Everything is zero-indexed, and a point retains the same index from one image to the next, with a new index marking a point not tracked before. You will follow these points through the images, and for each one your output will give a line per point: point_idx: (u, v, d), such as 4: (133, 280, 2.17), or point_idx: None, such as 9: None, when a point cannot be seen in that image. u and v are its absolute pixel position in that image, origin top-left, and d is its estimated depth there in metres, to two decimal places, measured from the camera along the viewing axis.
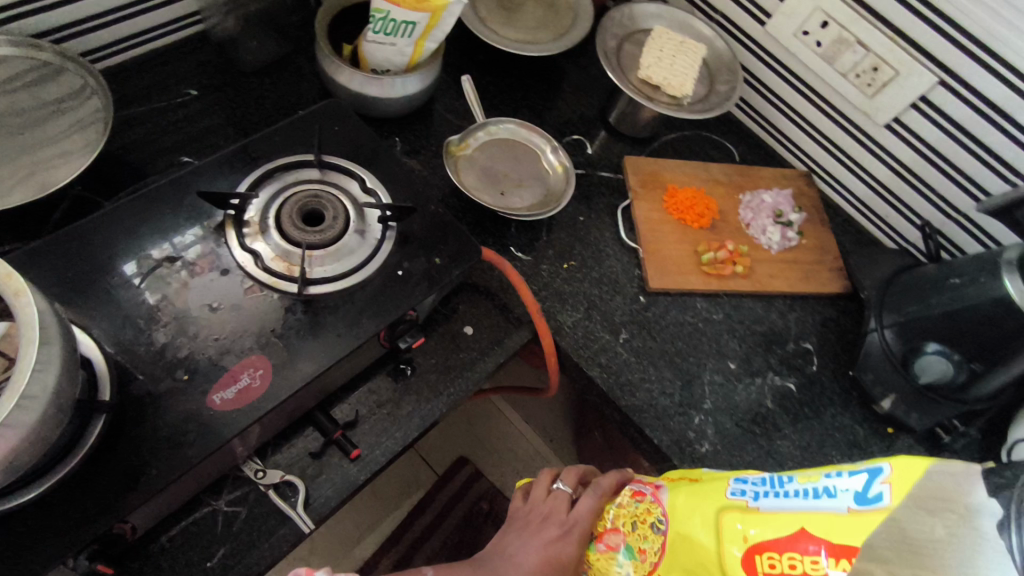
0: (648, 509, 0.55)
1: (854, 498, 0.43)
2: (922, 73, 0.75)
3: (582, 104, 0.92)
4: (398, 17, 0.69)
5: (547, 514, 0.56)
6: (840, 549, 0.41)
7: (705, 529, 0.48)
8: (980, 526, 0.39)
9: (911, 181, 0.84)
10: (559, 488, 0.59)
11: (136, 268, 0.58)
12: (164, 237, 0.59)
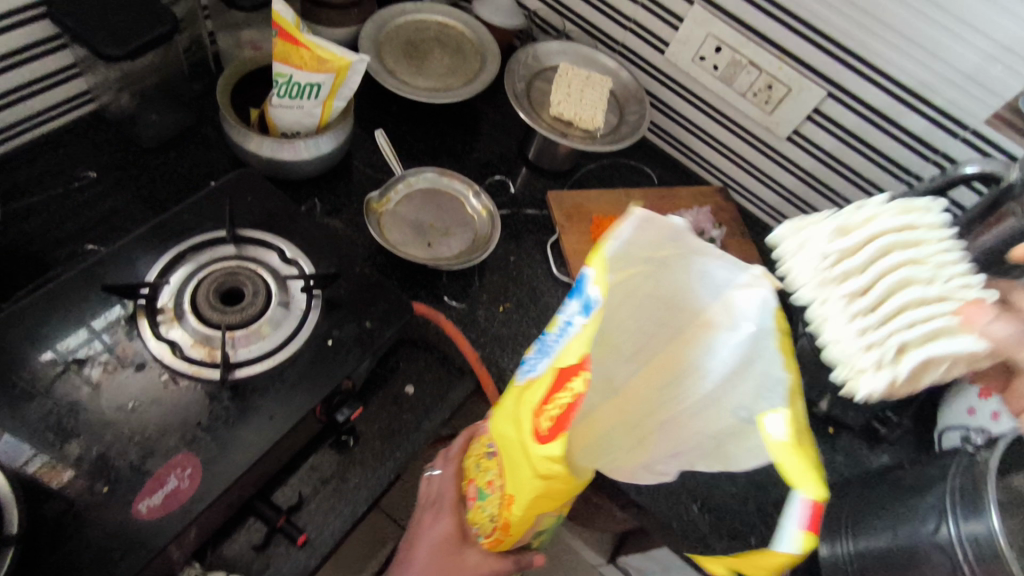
0: (483, 442, 0.55)
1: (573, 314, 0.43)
2: (812, 88, 0.80)
3: (501, 144, 0.93)
4: (302, 79, 0.70)
5: (431, 502, 0.62)
6: (578, 366, 0.41)
7: (506, 421, 0.48)
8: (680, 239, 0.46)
9: (816, 186, 0.89)
10: (433, 472, 0.65)
11: (41, 376, 0.53)
12: (70, 337, 0.55)
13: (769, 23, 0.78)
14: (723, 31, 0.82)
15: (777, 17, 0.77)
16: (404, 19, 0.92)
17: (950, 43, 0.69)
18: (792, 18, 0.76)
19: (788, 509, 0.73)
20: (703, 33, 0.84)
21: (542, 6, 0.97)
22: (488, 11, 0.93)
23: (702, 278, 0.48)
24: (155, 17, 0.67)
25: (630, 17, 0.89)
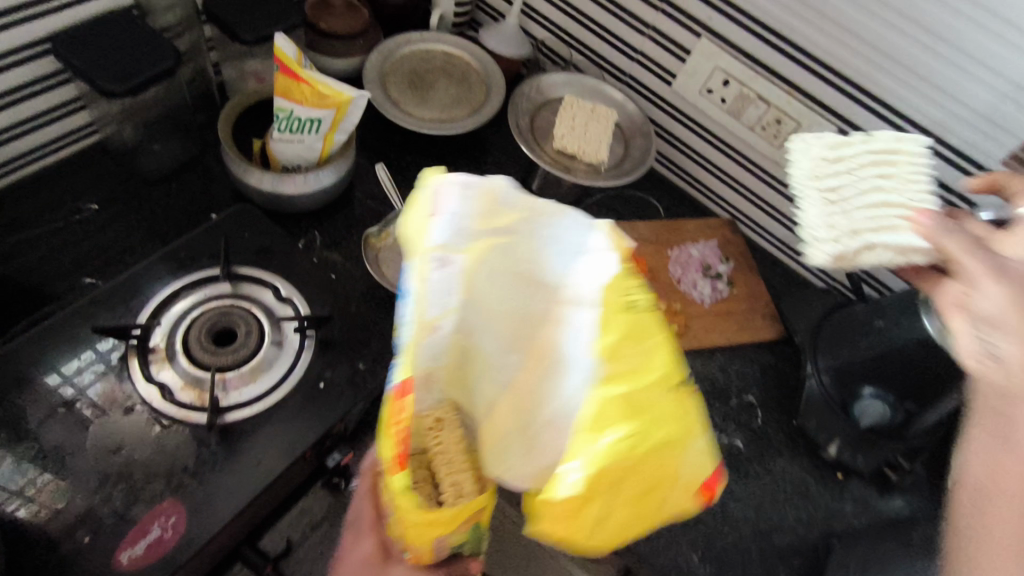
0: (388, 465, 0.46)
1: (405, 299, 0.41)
2: (821, 124, 0.78)
3: (505, 175, 0.92)
4: (303, 113, 0.69)
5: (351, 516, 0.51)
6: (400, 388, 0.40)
7: None
8: (499, 206, 0.44)
9: None
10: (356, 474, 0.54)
11: (49, 396, 0.54)
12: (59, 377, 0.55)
13: (777, 57, 0.77)
14: (730, 64, 0.80)
15: (786, 51, 0.76)
16: (409, 48, 0.91)
17: (964, 81, 0.67)
18: (801, 53, 0.75)
19: (792, 560, 0.71)
20: (710, 66, 0.82)
21: (549, 35, 0.96)
22: (494, 41, 0.93)
23: (548, 240, 0.43)
24: (157, 52, 0.67)
25: (636, 47, 0.88)
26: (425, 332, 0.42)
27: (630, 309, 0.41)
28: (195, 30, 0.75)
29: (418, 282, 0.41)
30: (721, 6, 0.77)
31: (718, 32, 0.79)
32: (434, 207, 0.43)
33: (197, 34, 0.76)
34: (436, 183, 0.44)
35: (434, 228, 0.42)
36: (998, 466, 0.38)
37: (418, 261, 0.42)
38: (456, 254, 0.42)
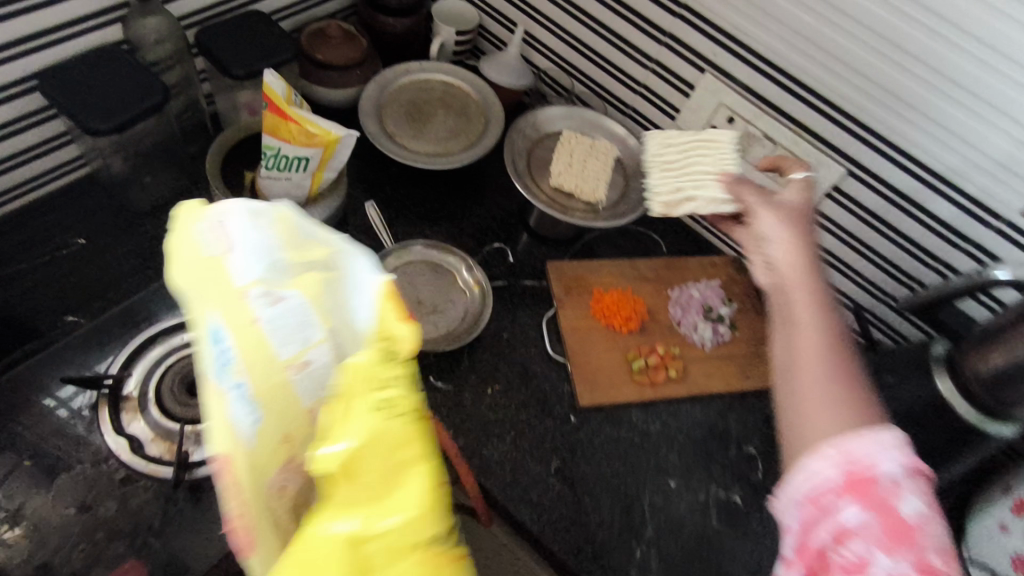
0: None
1: (225, 348, 0.37)
2: (831, 165, 0.74)
3: (503, 208, 0.90)
4: (290, 152, 0.68)
5: None
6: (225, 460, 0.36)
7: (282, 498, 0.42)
8: (281, 236, 0.42)
9: (835, 264, 0.83)
10: None
11: (50, 417, 0.58)
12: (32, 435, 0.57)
13: (785, 96, 0.74)
14: (736, 101, 0.77)
15: (794, 91, 0.73)
16: (408, 78, 0.89)
17: (981, 129, 0.63)
18: (810, 93, 0.72)
19: None
20: (715, 103, 0.79)
21: (551, 65, 0.94)
22: (494, 71, 0.91)
23: (338, 276, 0.43)
24: (145, 90, 0.66)
25: (640, 81, 0.85)
26: (286, 369, 0.39)
27: (384, 406, 0.39)
28: (187, 64, 0.74)
29: (235, 325, 0.38)
30: (728, 43, 0.74)
31: (723, 69, 0.76)
32: (207, 242, 0.40)
33: (188, 68, 0.74)
34: (206, 216, 0.41)
35: (235, 264, 0.39)
36: (791, 345, 0.46)
37: (224, 300, 0.38)
38: (282, 288, 0.40)
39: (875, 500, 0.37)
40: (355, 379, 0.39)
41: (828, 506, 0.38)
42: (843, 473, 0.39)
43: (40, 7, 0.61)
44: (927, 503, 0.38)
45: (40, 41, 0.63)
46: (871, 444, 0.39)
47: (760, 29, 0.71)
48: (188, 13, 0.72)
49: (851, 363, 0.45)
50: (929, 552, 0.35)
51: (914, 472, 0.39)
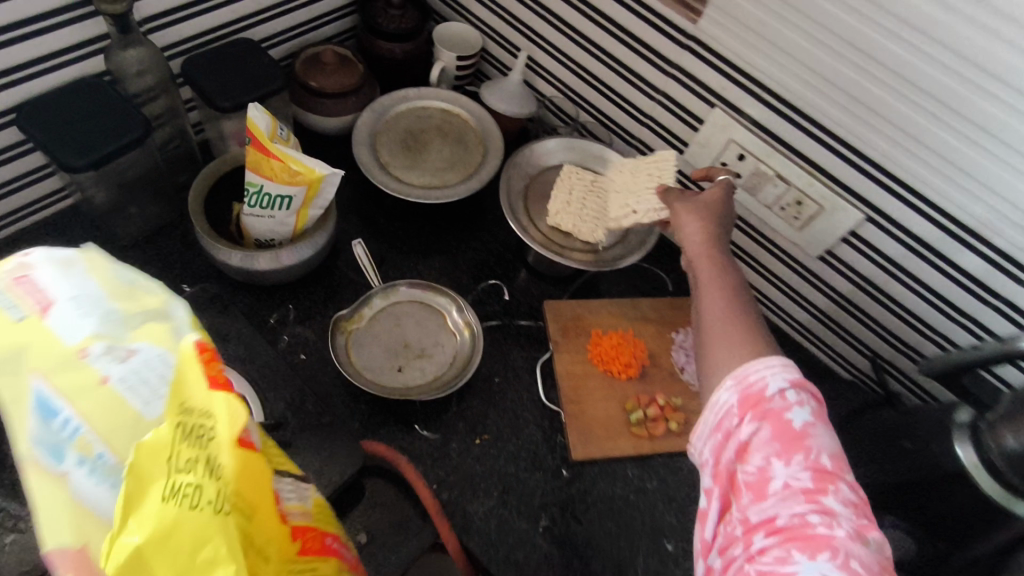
0: None
1: (64, 417, 0.34)
2: (848, 211, 0.69)
3: (500, 242, 0.86)
4: (273, 190, 0.65)
5: None
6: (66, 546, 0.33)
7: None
8: (109, 284, 0.38)
9: (851, 311, 0.78)
10: None
11: None
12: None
13: (800, 136, 0.69)
14: (746, 138, 0.72)
15: (809, 131, 0.68)
16: (406, 105, 0.86)
17: (1015, 181, 0.57)
18: (827, 134, 0.66)
19: None
20: (724, 138, 0.74)
21: (556, 92, 0.90)
22: (494, 98, 0.87)
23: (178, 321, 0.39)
24: (125, 126, 0.63)
25: (647, 112, 0.81)
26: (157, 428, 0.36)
27: (176, 499, 0.32)
28: (172, 94, 0.71)
29: (71, 390, 0.35)
30: (739, 78, 0.69)
31: (734, 104, 0.72)
32: (10, 305, 0.36)
33: (173, 97, 0.72)
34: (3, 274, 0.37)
35: (57, 321, 0.36)
36: (699, 301, 0.60)
37: (48, 364, 0.35)
38: (124, 342, 0.36)
39: (767, 416, 0.47)
40: (133, 469, 0.32)
41: (732, 427, 0.49)
42: (740, 398, 0.49)
43: (18, 40, 0.58)
44: (814, 415, 0.47)
45: (19, 74, 0.60)
46: (761, 372, 0.50)
47: (774, 66, 0.66)
48: (175, 42, 0.70)
49: (748, 316, 0.57)
50: (813, 450, 0.45)
51: (800, 390, 0.49)
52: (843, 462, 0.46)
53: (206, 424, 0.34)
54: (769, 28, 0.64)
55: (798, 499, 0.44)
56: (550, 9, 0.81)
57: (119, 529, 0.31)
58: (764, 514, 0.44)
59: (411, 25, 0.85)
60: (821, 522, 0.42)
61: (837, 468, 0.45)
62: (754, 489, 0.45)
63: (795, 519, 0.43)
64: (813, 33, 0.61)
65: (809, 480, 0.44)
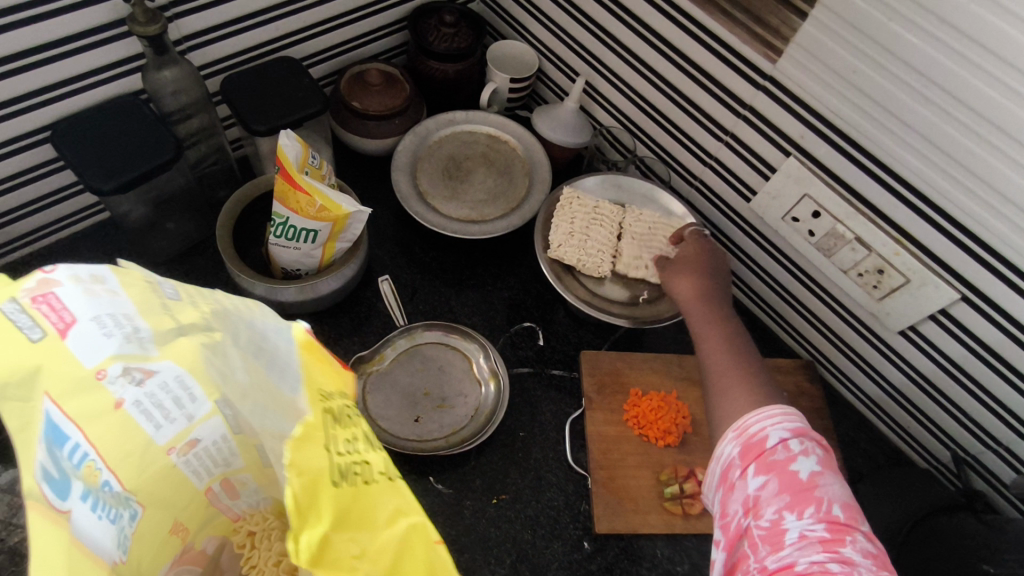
0: None
1: (75, 445, 0.33)
2: (939, 286, 0.59)
3: (541, 280, 0.80)
4: (298, 223, 0.61)
5: None
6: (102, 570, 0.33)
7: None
8: (143, 297, 0.36)
9: (933, 395, 0.68)
10: None
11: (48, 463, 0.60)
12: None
13: (887, 197, 0.59)
14: (823, 193, 0.64)
15: (898, 192, 0.58)
16: (452, 130, 0.81)
17: None
18: (920, 199, 0.57)
19: None
20: (798, 191, 0.66)
21: (615, 122, 0.83)
22: (547, 126, 0.81)
23: (241, 334, 0.40)
24: (158, 144, 0.61)
25: (711, 153, 0.73)
26: (167, 453, 0.37)
27: (346, 478, 0.39)
28: (209, 113, 0.69)
29: (82, 417, 0.34)
30: (820, 126, 0.61)
31: (812, 155, 0.63)
32: (28, 323, 0.32)
33: (212, 115, 0.70)
34: (21, 292, 0.33)
35: (78, 343, 0.33)
36: (706, 348, 0.61)
37: (66, 389, 0.33)
38: (145, 360, 0.35)
39: (773, 469, 0.46)
40: (299, 466, 0.37)
41: (737, 479, 0.47)
42: (743, 450, 0.49)
43: (50, 61, 0.57)
44: (821, 465, 0.46)
45: (52, 93, 0.59)
46: (763, 424, 0.49)
47: (861, 116, 0.57)
48: (212, 60, 0.68)
49: (750, 365, 0.58)
50: (824, 502, 0.44)
51: (804, 440, 0.47)
52: (856, 512, 0.44)
53: (346, 408, 0.43)
54: (860, 73, 0.55)
55: (815, 548, 0.42)
56: (613, 34, 0.74)
57: (299, 527, 0.36)
58: (781, 562, 0.42)
59: (465, 44, 0.80)
60: (840, 572, 0.41)
61: (850, 519, 0.44)
62: (768, 540, 0.43)
63: (813, 568, 0.41)
64: (912, 85, 0.52)
65: (823, 530, 0.43)
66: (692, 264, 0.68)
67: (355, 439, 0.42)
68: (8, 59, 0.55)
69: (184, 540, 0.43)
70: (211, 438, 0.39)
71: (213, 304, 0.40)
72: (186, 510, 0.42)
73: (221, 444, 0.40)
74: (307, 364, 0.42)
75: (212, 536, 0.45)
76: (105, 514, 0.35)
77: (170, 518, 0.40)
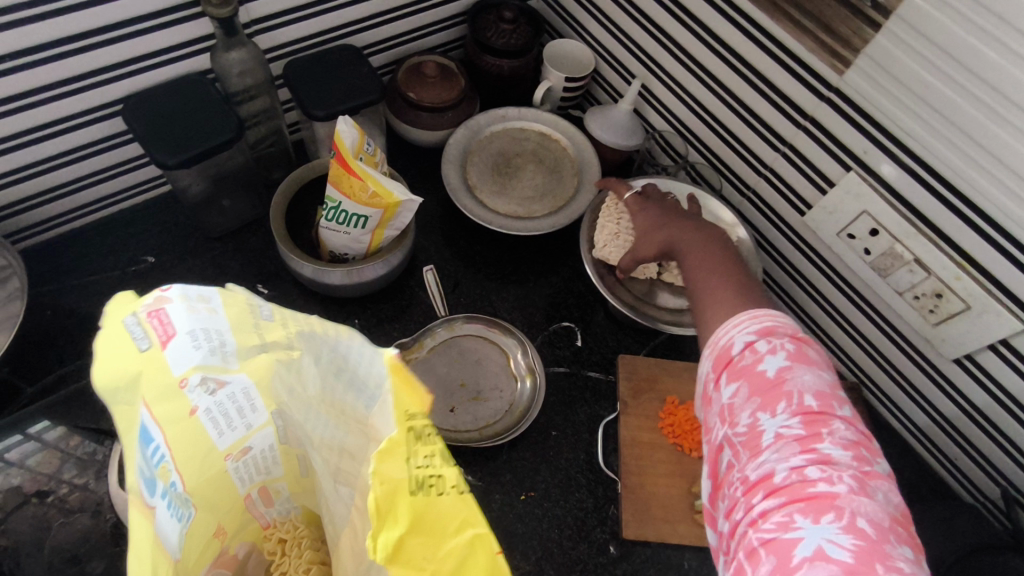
0: None
1: (156, 445, 0.36)
2: (1001, 316, 0.57)
3: (583, 280, 0.80)
4: (350, 208, 0.63)
5: None
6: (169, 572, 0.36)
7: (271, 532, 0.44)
8: (240, 318, 0.39)
9: (987, 428, 0.65)
10: None
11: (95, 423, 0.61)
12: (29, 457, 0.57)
13: (953, 219, 0.57)
14: (883, 211, 0.62)
15: (964, 215, 0.56)
16: (503, 125, 0.82)
17: None
18: (987, 222, 0.55)
19: None
20: (856, 208, 0.64)
21: (668, 126, 0.82)
22: (599, 127, 0.80)
23: (327, 358, 0.40)
24: (222, 123, 0.62)
25: (767, 163, 0.71)
26: (224, 458, 0.41)
27: (421, 490, 0.37)
28: (271, 96, 0.71)
29: (165, 420, 0.37)
30: (883, 140, 0.59)
31: (874, 171, 0.61)
32: (139, 336, 0.36)
33: (273, 98, 0.72)
34: (140, 307, 0.36)
35: (175, 354, 0.36)
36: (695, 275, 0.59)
37: (155, 395, 0.36)
38: (222, 372, 0.39)
39: (742, 372, 0.45)
40: (380, 474, 0.37)
41: (713, 392, 0.47)
42: (715, 362, 0.48)
43: (129, 36, 0.60)
44: (791, 359, 0.45)
45: (126, 68, 0.62)
46: (730, 333, 0.49)
47: (932, 134, 0.55)
48: (279, 44, 0.70)
49: (742, 281, 0.57)
50: (795, 395, 0.43)
51: (772, 338, 0.47)
52: (833, 399, 0.44)
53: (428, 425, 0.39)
54: (934, 91, 0.53)
55: (792, 448, 0.41)
56: (674, 37, 0.74)
57: (377, 529, 0.36)
58: (761, 470, 0.41)
59: (522, 41, 0.80)
60: (820, 473, 0.40)
61: (825, 408, 0.43)
62: (748, 446, 0.43)
63: (792, 474, 0.40)
64: (990, 104, 0.50)
65: (798, 426, 0.42)
66: (659, 220, 0.66)
67: (437, 451, 0.38)
68: (90, 33, 0.57)
69: (223, 542, 0.44)
70: (261, 446, 0.44)
71: (303, 326, 0.40)
72: (229, 514, 0.44)
73: (268, 452, 0.45)
74: (394, 390, 0.39)
75: (244, 542, 0.47)
76: (173, 512, 0.37)
77: (214, 521, 0.43)
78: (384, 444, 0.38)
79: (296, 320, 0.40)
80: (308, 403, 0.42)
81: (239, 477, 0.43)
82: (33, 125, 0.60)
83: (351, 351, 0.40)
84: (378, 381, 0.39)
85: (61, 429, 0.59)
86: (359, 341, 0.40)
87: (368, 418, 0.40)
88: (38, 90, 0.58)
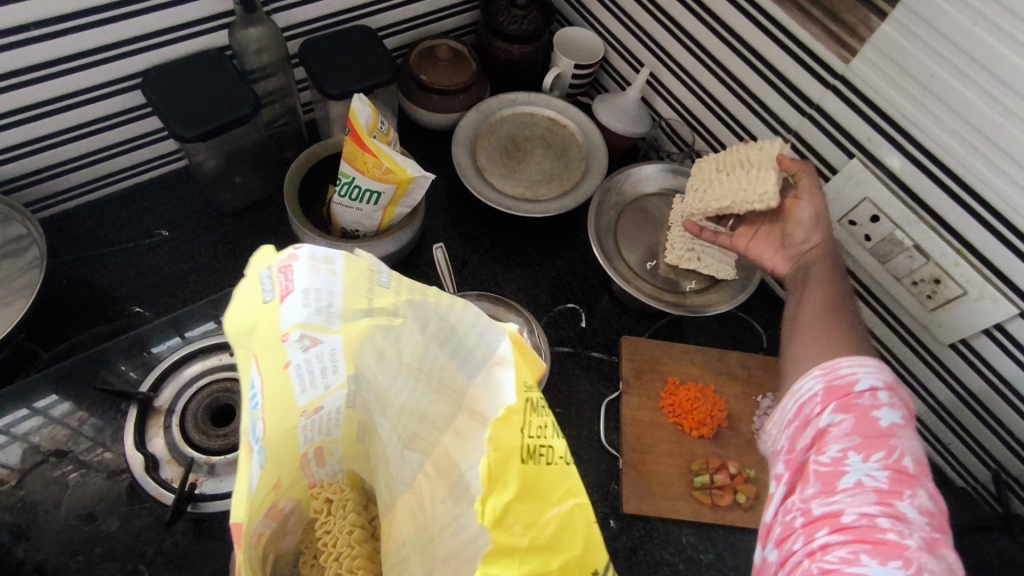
0: None
1: (255, 393, 0.37)
2: (998, 302, 0.58)
3: (588, 264, 0.81)
4: (363, 183, 0.64)
5: None
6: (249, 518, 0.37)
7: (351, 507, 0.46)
8: (357, 282, 0.40)
9: (979, 414, 0.66)
10: None
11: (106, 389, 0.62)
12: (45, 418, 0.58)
13: (952, 206, 0.59)
14: (884, 198, 0.63)
15: (964, 202, 0.58)
16: (513, 110, 0.83)
17: None
18: (987, 208, 0.56)
19: None
20: (858, 195, 0.65)
21: (674, 114, 0.84)
22: (607, 113, 0.82)
23: (439, 328, 0.42)
24: (238, 98, 0.64)
25: None
26: (300, 414, 0.42)
27: (533, 458, 0.38)
28: (286, 74, 0.73)
29: (265, 369, 0.38)
30: (886, 127, 0.60)
31: (876, 158, 0.63)
32: (268, 288, 0.38)
33: (288, 77, 0.73)
34: (274, 261, 0.39)
35: (290, 309, 0.38)
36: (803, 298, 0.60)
37: (263, 346, 0.37)
38: (322, 331, 0.40)
39: (851, 411, 0.46)
40: (496, 441, 0.37)
41: (812, 416, 0.48)
42: (825, 389, 0.49)
43: (153, 9, 0.61)
44: (904, 419, 0.46)
45: (147, 42, 0.63)
46: (856, 368, 0.49)
47: (934, 123, 0.57)
48: (295, 23, 0.71)
49: (848, 319, 0.56)
50: (896, 451, 0.44)
51: (894, 394, 0.47)
52: (927, 471, 0.44)
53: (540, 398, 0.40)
54: (938, 79, 0.55)
55: (870, 497, 0.42)
56: (683, 25, 0.75)
57: (487, 493, 0.36)
58: (829, 507, 0.43)
59: (533, 27, 0.81)
60: (891, 525, 0.41)
61: (918, 474, 0.44)
62: (827, 481, 0.44)
63: (862, 518, 0.42)
64: (993, 93, 0.52)
65: (884, 479, 0.43)
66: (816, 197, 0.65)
67: (548, 423, 0.39)
68: (116, 5, 0.59)
69: (277, 495, 0.44)
70: (331, 406, 0.44)
71: (415, 297, 0.41)
72: (288, 469, 0.44)
73: (335, 414, 0.45)
74: (513, 362, 0.40)
75: (292, 497, 0.47)
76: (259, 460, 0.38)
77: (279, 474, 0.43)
78: (501, 412, 0.38)
79: (409, 290, 0.42)
80: (395, 369, 0.43)
81: (307, 433, 0.44)
82: (55, 96, 0.61)
83: (465, 322, 0.41)
84: (488, 353, 0.41)
85: (66, 407, 0.60)
86: (475, 313, 0.41)
87: (470, 387, 0.41)
88: (61, 61, 0.59)
